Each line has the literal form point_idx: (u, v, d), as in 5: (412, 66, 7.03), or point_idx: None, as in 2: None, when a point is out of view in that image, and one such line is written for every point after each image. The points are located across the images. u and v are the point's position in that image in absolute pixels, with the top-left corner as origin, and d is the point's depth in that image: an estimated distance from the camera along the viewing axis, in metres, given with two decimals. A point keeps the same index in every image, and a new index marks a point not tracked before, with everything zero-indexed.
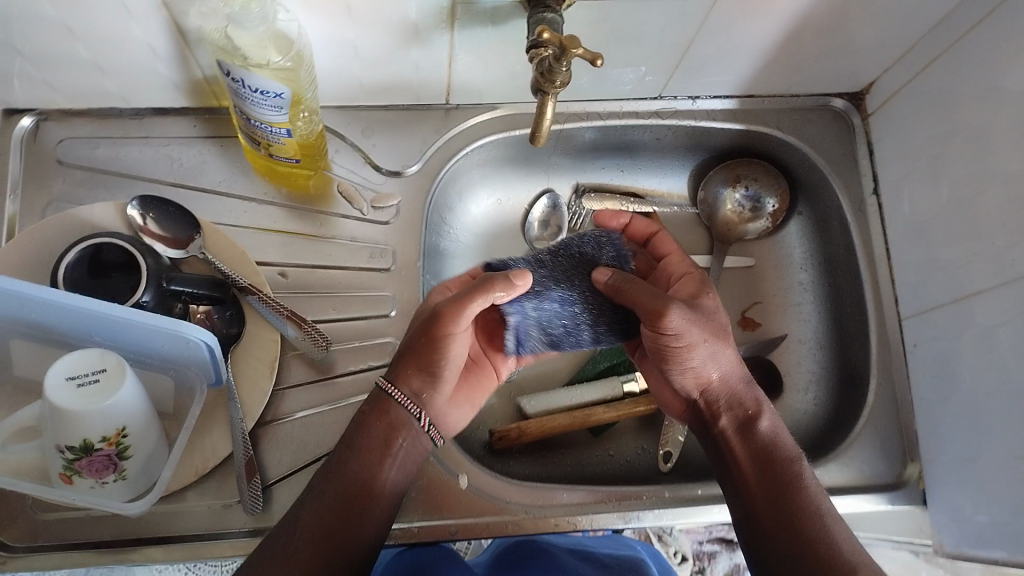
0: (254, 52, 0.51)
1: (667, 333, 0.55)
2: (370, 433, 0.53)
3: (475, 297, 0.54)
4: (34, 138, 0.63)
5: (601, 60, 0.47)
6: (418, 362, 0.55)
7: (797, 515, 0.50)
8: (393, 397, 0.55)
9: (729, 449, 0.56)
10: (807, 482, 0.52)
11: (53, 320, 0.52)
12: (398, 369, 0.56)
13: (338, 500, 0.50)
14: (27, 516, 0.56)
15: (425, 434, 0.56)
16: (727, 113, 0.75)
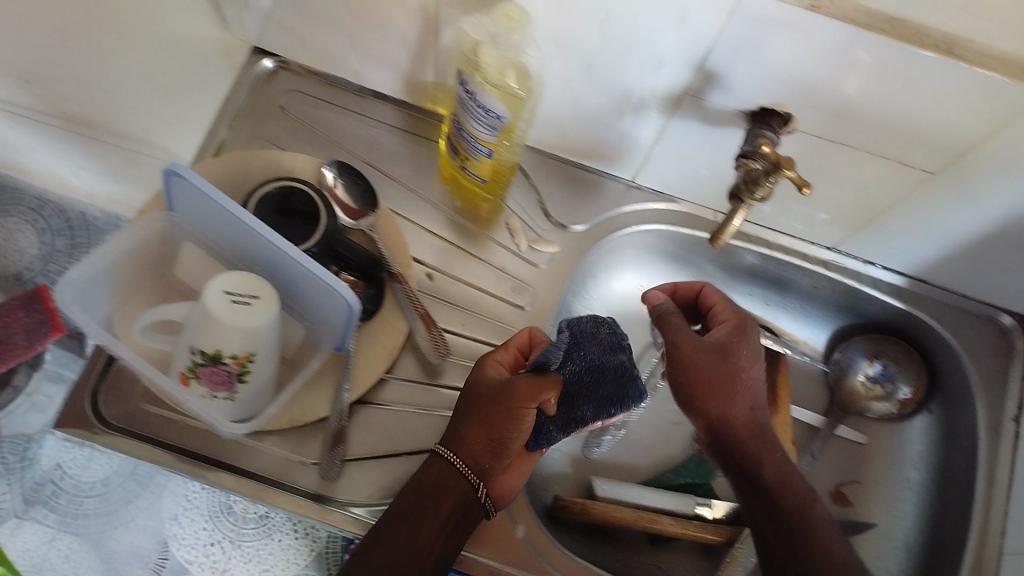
0: (493, 74, 0.55)
1: (683, 364, 0.58)
2: (427, 508, 0.54)
3: (535, 381, 0.56)
4: (267, 81, 0.70)
5: (808, 188, 0.47)
6: (475, 442, 0.55)
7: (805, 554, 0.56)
8: (454, 465, 0.56)
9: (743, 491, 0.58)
10: (814, 531, 0.57)
11: (233, 240, 0.57)
12: (460, 437, 0.56)
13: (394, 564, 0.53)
14: (129, 402, 0.59)
15: (482, 505, 0.57)
16: (892, 288, 0.74)
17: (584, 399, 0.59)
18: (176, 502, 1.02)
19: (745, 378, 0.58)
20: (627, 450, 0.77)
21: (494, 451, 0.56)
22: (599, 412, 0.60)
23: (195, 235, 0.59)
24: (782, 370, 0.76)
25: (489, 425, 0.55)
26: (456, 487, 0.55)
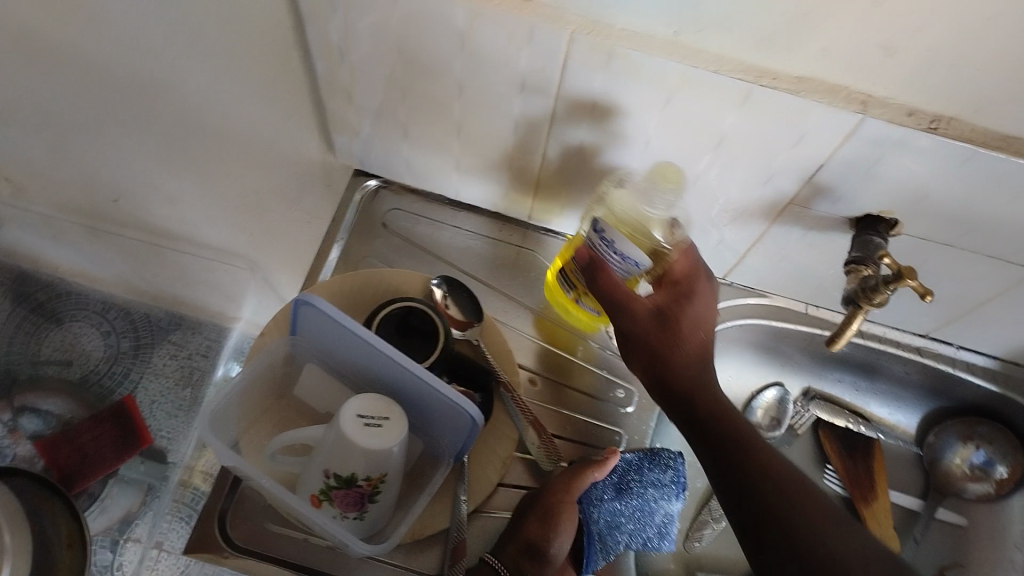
0: (630, 222, 0.57)
1: (637, 358, 0.58)
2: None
3: (586, 474, 0.61)
4: (372, 199, 0.73)
5: (930, 297, 0.51)
6: (522, 541, 0.58)
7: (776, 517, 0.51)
8: (496, 568, 0.57)
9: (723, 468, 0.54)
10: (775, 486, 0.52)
11: (354, 359, 0.59)
12: (506, 547, 0.59)
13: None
14: (256, 522, 0.60)
15: None
16: (986, 371, 0.74)
17: (625, 529, 0.64)
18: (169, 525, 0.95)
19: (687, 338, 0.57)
20: (727, 543, 0.77)
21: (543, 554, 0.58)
22: (630, 545, 0.64)
23: (318, 357, 0.61)
24: (877, 458, 0.78)
25: (539, 522, 0.59)
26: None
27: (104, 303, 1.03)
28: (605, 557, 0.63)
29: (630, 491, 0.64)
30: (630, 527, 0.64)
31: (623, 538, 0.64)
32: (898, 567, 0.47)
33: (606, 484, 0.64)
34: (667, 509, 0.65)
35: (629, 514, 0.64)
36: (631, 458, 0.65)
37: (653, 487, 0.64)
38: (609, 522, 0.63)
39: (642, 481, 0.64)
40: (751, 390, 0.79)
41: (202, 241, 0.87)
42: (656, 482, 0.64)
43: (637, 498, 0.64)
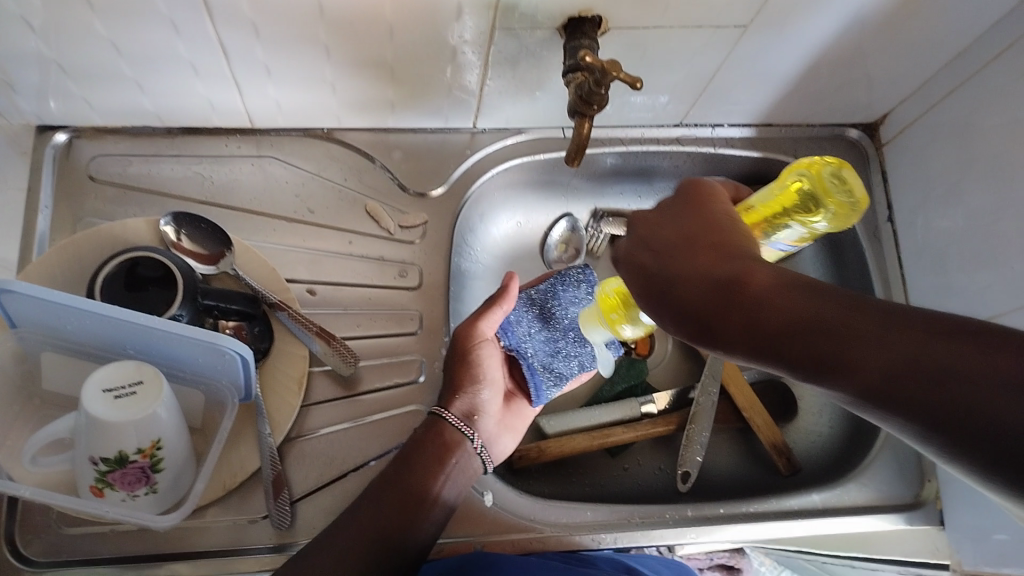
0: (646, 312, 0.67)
1: (745, 302, 0.38)
2: (432, 452, 0.56)
3: (495, 310, 0.61)
4: (67, 153, 0.65)
5: (640, 84, 0.49)
6: (456, 390, 0.60)
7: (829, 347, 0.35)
8: (448, 420, 0.58)
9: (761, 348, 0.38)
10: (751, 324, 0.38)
11: (89, 335, 0.53)
12: (447, 397, 0.60)
13: (388, 513, 0.53)
14: (52, 530, 0.56)
15: (476, 456, 0.59)
16: (746, 141, 0.76)
17: (567, 351, 0.65)
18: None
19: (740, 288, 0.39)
20: None
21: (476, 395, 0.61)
22: (583, 363, 0.66)
23: (51, 343, 0.54)
24: None
25: (467, 372, 0.60)
26: (456, 434, 0.58)
27: None
28: (556, 384, 0.65)
29: (555, 313, 0.66)
30: (571, 348, 0.65)
31: (571, 359, 0.65)
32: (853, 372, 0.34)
33: (526, 316, 0.65)
34: None
35: (563, 336, 0.65)
36: (545, 284, 0.67)
37: (573, 300, 0.67)
38: (548, 350, 0.65)
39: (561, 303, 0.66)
40: (542, 230, 0.78)
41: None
42: (574, 296, 0.67)
43: (565, 319, 0.66)
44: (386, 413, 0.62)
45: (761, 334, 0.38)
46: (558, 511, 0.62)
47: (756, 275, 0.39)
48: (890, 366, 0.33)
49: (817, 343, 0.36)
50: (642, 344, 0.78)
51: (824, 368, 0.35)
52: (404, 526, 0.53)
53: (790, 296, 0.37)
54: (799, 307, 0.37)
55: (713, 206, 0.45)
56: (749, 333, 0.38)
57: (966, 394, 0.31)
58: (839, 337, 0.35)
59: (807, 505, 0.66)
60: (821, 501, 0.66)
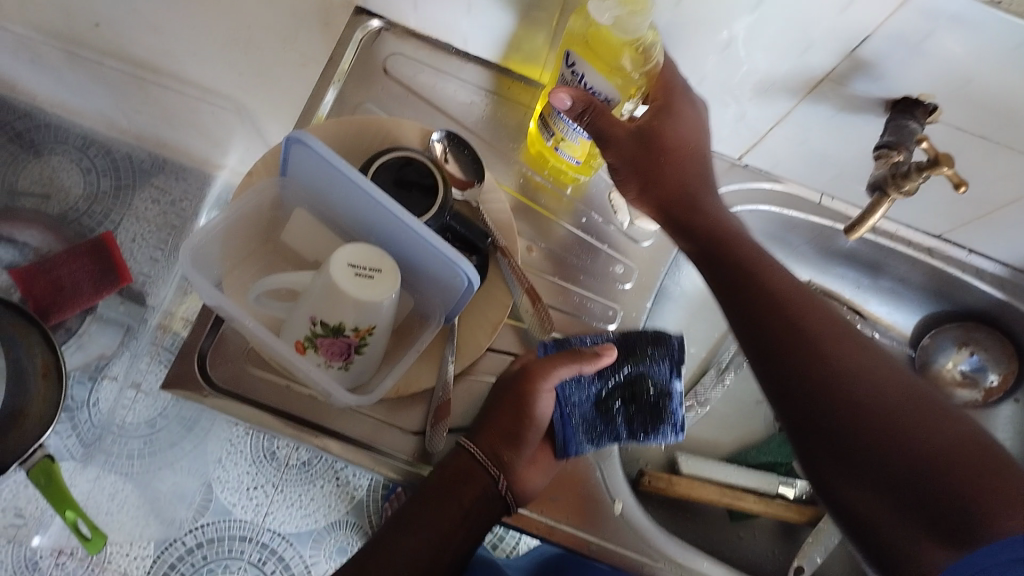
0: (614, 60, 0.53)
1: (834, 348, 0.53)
2: (451, 492, 0.55)
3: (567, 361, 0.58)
4: (375, 39, 0.68)
5: (965, 189, 0.47)
6: (499, 428, 0.57)
7: (858, 422, 0.51)
8: (474, 458, 0.56)
9: (811, 366, 0.53)
10: (819, 354, 0.53)
11: (346, 207, 0.57)
12: (482, 432, 0.57)
13: (411, 554, 0.54)
14: (238, 364, 0.59)
15: (498, 498, 0.57)
16: (993, 278, 0.73)
17: (615, 417, 0.60)
18: (221, 447, 0.96)
19: (821, 337, 0.54)
20: (710, 425, 0.77)
21: (513, 440, 0.57)
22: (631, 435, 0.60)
23: (309, 203, 0.59)
24: None
25: (510, 414, 0.57)
26: (474, 486, 0.56)
27: (84, 136, 0.99)
28: (588, 443, 0.60)
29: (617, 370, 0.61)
30: (619, 415, 0.60)
31: (618, 428, 0.60)
32: (882, 439, 0.50)
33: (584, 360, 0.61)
34: (665, 387, 0.61)
35: (613, 394, 0.61)
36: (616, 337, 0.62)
37: (644, 363, 0.60)
38: (596, 404, 0.60)
39: (638, 359, 0.61)
40: None
41: (183, 77, 0.81)
42: (646, 359, 0.61)
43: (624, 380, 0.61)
44: None
45: (822, 406, 0.52)
46: (673, 546, 0.62)
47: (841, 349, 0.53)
48: (934, 452, 0.49)
49: (863, 423, 0.51)
50: None
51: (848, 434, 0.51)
52: (429, 565, 0.55)
53: (858, 361, 0.52)
54: (843, 362, 0.53)
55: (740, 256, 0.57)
56: (825, 388, 0.52)
57: (942, 483, 0.48)
58: (890, 432, 0.50)
59: None
60: None
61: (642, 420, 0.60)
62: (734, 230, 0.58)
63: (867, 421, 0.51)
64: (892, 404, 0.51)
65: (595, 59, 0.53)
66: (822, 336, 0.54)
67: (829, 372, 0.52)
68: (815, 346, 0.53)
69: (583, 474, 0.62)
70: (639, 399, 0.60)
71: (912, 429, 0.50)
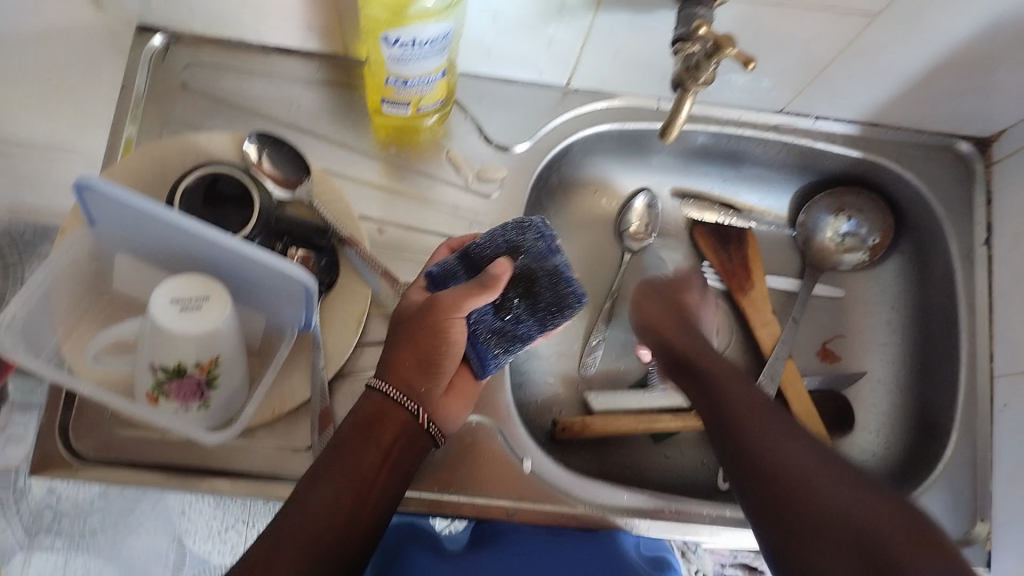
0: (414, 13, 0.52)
1: (762, 416, 0.53)
2: (368, 433, 0.52)
3: (477, 294, 0.53)
4: (163, 58, 0.64)
5: (754, 63, 0.46)
6: (410, 360, 0.54)
7: (777, 464, 0.49)
8: (390, 396, 0.53)
9: (742, 432, 0.53)
10: (753, 421, 0.53)
11: (162, 244, 0.53)
12: (388, 368, 0.54)
13: (328, 506, 0.49)
14: (103, 429, 0.57)
15: (425, 432, 0.54)
16: (847, 139, 0.73)
17: (519, 317, 0.57)
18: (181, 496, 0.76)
19: (755, 409, 0.54)
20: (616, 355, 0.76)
21: (428, 366, 0.54)
22: (543, 329, 0.57)
23: (126, 248, 0.55)
24: (751, 247, 0.76)
25: (427, 341, 0.53)
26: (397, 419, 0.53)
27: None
28: (506, 348, 0.57)
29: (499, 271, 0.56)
30: (522, 313, 0.57)
31: (529, 325, 0.57)
32: (793, 478, 0.48)
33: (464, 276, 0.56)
34: (552, 269, 0.56)
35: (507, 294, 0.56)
36: (488, 236, 0.57)
37: (525, 256, 0.56)
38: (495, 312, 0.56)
39: (518, 250, 0.56)
40: (621, 204, 0.77)
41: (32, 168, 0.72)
42: (524, 251, 0.56)
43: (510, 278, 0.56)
44: None
45: (746, 453, 0.51)
46: (592, 489, 0.62)
47: (767, 415, 0.53)
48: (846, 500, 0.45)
49: (779, 470, 0.49)
50: None
51: (758, 474, 0.50)
52: (353, 515, 0.50)
53: (781, 426, 0.52)
54: (767, 429, 0.52)
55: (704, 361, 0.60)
56: (751, 441, 0.51)
57: (844, 518, 0.44)
58: (791, 472, 0.48)
59: None
60: None
61: (544, 313, 0.57)
62: (706, 353, 0.62)
63: (773, 464, 0.49)
64: (805, 453, 0.49)
65: (408, 14, 0.51)
66: (753, 412, 0.54)
67: (755, 436, 0.52)
68: (775, 446, 0.50)
69: (485, 444, 0.61)
70: (535, 292, 0.56)
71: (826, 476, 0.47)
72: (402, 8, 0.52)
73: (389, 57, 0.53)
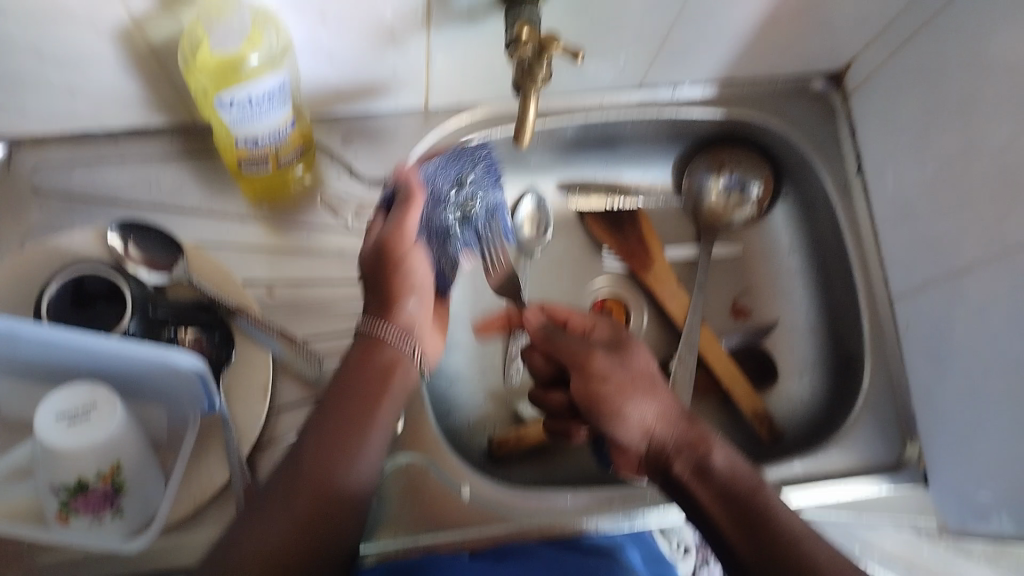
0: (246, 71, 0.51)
1: (697, 451, 0.53)
2: (354, 407, 0.53)
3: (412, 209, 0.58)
4: (8, 167, 0.62)
5: (581, 57, 0.51)
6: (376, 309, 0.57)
7: (741, 515, 0.50)
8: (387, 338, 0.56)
9: (692, 483, 0.52)
10: (694, 460, 0.53)
11: (39, 360, 0.50)
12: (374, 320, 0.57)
13: (282, 541, 0.47)
14: (24, 558, 0.54)
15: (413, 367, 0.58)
16: (708, 101, 0.74)
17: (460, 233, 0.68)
18: None
19: (688, 442, 0.54)
20: None
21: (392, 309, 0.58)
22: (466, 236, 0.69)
23: (4, 373, 0.52)
24: (645, 226, 0.77)
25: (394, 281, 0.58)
26: (395, 383, 0.56)
27: None
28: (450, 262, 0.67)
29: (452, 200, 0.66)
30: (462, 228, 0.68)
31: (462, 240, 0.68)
32: (755, 532, 0.49)
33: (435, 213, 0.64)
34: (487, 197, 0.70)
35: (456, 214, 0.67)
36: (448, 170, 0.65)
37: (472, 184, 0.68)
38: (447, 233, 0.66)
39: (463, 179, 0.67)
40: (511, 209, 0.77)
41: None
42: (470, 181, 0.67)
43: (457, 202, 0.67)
44: None
45: (700, 502, 0.51)
46: (535, 499, 0.62)
47: (703, 450, 0.53)
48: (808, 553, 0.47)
49: (738, 517, 0.50)
50: (617, 317, 0.76)
51: (721, 526, 0.50)
52: (309, 529, 0.48)
53: (722, 462, 0.52)
54: (712, 471, 0.52)
55: (623, 399, 0.56)
56: (701, 484, 0.52)
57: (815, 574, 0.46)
58: (754, 524, 0.49)
59: (787, 475, 0.65)
60: (802, 470, 0.66)
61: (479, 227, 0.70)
62: (624, 385, 0.56)
63: (733, 516, 0.50)
64: (754, 498, 0.50)
65: (240, 75, 0.51)
66: (688, 446, 0.53)
67: (705, 481, 0.52)
68: (753, 490, 0.51)
69: (420, 481, 0.61)
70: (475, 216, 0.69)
71: (777, 526, 0.49)
72: (231, 71, 0.51)
73: (229, 121, 0.52)
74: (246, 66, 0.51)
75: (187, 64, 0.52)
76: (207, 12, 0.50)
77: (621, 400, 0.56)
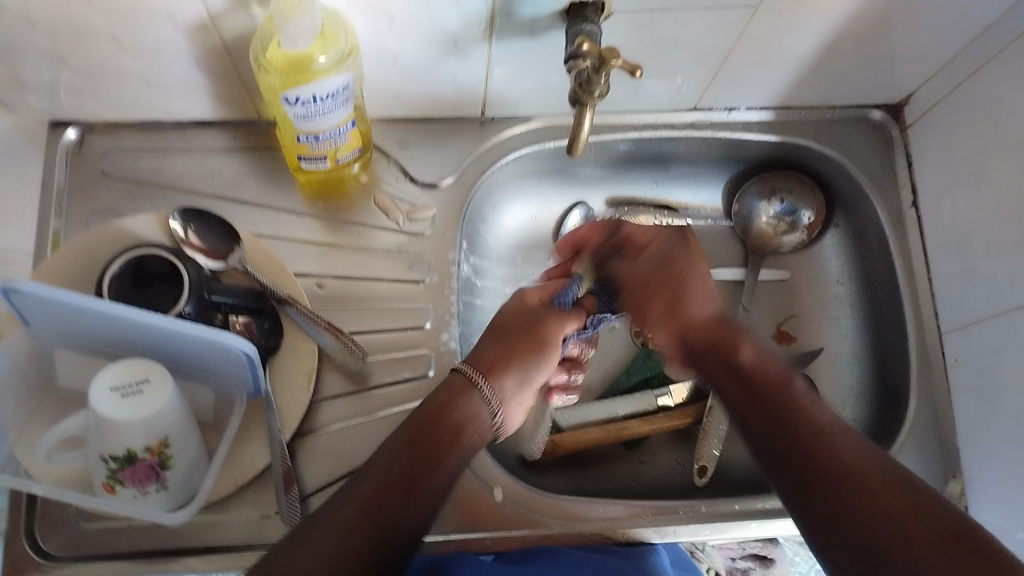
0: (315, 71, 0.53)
1: (736, 355, 0.56)
2: (454, 403, 0.53)
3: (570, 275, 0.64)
4: (80, 149, 0.65)
5: (640, 71, 0.48)
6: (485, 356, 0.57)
7: (786, 400, 0.51)
8: (478, 385, 0.55)
9: (739, 373, 0.55)
10: (751, 362, 0.55)
11: (97, 333, 0.53)
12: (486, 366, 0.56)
13: (368, 505, 0.46)
14: (69, 525, 0.56)
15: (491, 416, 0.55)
16: (763, 125, 0.75)
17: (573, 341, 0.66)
18: None
19: (741, 348, 0.56)
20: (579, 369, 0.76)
21: (505, 343, 0.58)
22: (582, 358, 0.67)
23: (67, 339, 0.54)
24: None
25: (518, 325, 0.59)
26: (458, 431, 0.52)
27: None
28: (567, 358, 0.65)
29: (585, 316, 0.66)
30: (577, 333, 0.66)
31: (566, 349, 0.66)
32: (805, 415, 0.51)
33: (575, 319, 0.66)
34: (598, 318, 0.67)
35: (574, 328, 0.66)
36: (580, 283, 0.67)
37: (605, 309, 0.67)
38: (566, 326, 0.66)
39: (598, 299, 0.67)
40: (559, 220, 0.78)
41: None
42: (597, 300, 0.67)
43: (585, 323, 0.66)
44: (398, 408, 0.61)
45: (751, 387, 0.54)
46: (567, 507, 0.62)
47: (754, 358, 0.55)
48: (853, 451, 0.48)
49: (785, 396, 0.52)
50: None
51: (764, 412, 0.52)
52: (383, 511, 0.46)
53: (773, 365, 0.55)
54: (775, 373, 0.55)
55: (644, 258, 0.62)
56: (753, 376, 0.54)
57: (849, 462, 0.47)
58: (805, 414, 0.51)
59: None
60: None
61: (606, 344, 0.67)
62: (657, 276, 0.61)
63: (782, 397, 0.52)
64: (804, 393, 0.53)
65: (309, 73, 0.53)
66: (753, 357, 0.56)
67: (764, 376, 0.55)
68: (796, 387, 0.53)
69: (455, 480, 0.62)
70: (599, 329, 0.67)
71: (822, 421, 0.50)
72: (301, 69, 0.53)
73: (292, 118, 0.55)
74: (314, 66, 0.53)
75: (258, 65, 0.54)
76: (281, 12, 0.48)
77: (648, 284, 0.61)
